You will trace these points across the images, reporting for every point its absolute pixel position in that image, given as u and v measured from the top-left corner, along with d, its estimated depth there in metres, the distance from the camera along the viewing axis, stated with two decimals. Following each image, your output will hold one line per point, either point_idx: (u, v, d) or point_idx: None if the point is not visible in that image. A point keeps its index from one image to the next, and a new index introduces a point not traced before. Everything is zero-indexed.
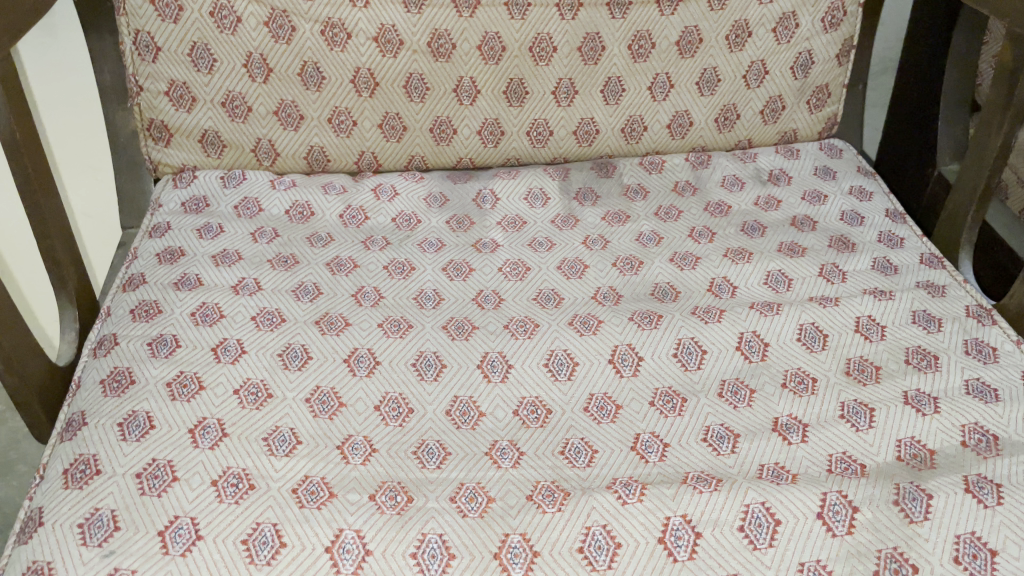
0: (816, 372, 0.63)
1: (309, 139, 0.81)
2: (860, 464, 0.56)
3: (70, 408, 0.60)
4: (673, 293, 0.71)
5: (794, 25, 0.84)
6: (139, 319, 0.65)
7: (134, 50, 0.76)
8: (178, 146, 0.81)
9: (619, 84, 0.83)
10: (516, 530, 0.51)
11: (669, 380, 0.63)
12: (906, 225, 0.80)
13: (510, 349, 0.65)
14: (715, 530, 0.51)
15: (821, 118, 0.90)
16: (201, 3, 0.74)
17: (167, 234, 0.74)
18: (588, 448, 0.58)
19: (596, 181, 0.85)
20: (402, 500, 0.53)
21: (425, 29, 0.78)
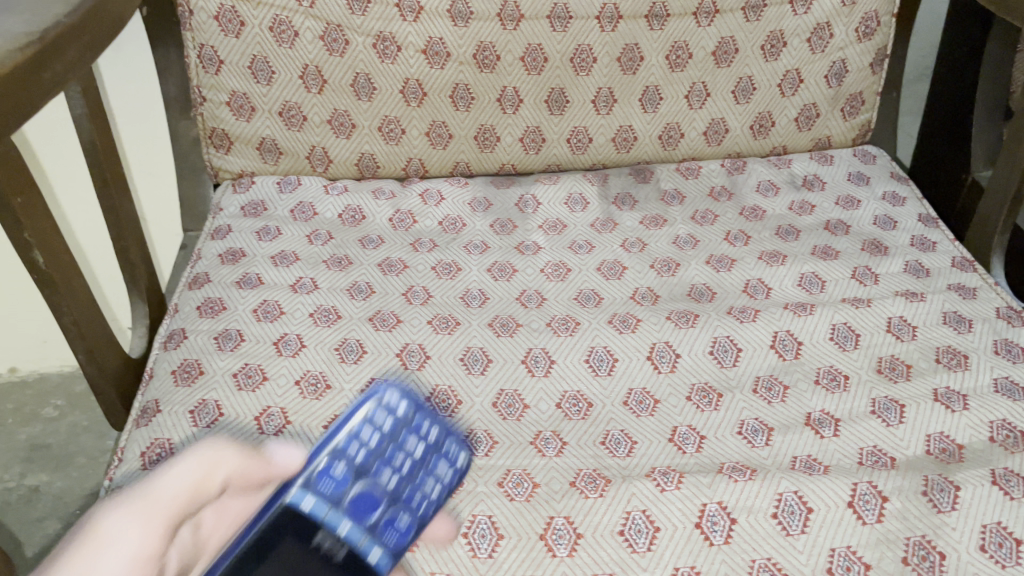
0: (848, 370, 0.66)
1: (360, 147, 0.86)
2: (891, 457, 0.59)
3: (144, 397, 0.64)
4: (709, 294, 0.74)
5: (828, 35, 0.86)
6: (206, 315, 0.69)
7: (199, 63, 0.79)
8: (237, 152, 0.85)
9: (656, 93, 0.86)
10: (560, 514, 0.55)
11: (705, 376, 0.66)
12: (939, 229, 0.82)
13: (553, 346, 0.68)
14: (750, 517, 0.54)
15: (854, 125, 0.93)
16: (262, 18, 0.78)
17: (228, 236, 0.78)
18: (627, 439, 0.61)
19: (634, 187, 0.88)
20: (453, 484, 0.57)
21: (471, 42, 0.81)
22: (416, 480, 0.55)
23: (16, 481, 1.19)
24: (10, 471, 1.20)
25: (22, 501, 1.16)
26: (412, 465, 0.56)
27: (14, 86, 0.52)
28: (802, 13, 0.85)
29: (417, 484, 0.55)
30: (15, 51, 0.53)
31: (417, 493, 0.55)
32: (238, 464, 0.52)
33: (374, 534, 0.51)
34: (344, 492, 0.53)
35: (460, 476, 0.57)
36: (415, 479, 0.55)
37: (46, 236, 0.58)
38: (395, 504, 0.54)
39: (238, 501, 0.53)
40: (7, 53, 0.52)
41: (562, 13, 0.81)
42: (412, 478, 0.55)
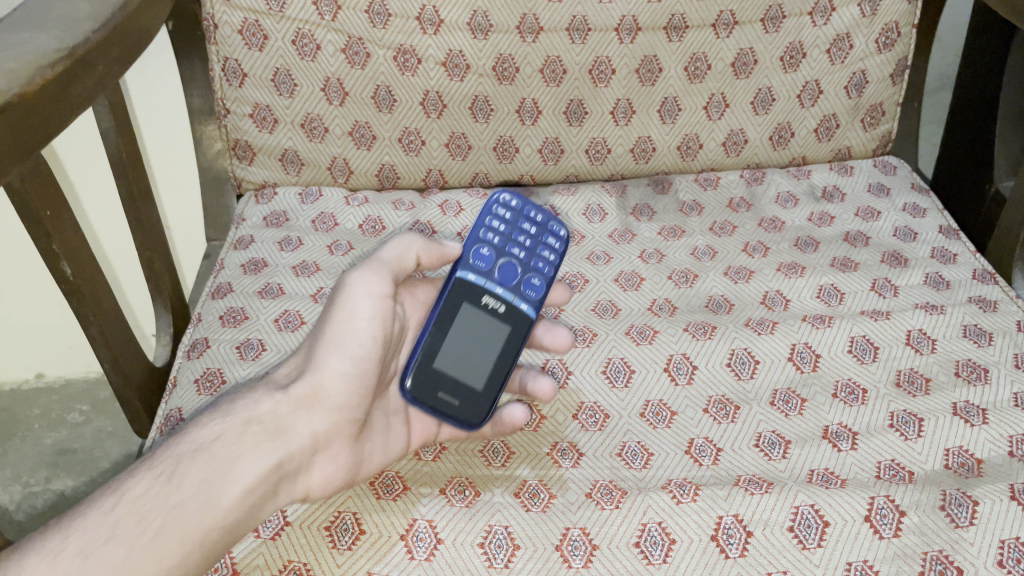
0: (867, 383, 0.66)
1: (380, 158, 0.86)
2: (909, 471, 0.59)
3: (167, 405, 0.65)
4: (727, 305, 0.74)
5: (848, 46, 0.86)
6: (228, 324, 0.70)
7: (223, 76, 0.81)
8: (260, 163, 0.86)
9: (675, 104, 0.87)
10: (576, 525, 0.55)
11: (722, 388, 0.66)
12: (960, 241, 0.81)
13: (570, 357, 0.68)
14: (766, 530, 0.54)
15: (875, 136, 0.92)
16: (285, 32, 0.79)
17: (250, 246, 0.80)
18: (644, 451, 0.61)
19: (653, 198, 0.88)
20: (470, 494, 0.57)
21: (491, 54, 0.82)
22: (539, 249, 0.65)
23: (43, 486, 1.22)
24: (36, 475, 1.23)
25: (48, 505, 1.19)
26: (532, 242, 0.65)
27: (43, 102, 0.54)
28: (821, 24, 0.85)
29: (537, 253, 0.65)
30: (45, 69, 0.54)
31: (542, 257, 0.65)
32: (424, 249, 0.61)
33: (518, 291, 0.62)
34: (492, 263, 0.62)
35: (557, 258, 0.65)
36: (534, 252, 0.64)
37: (74, 248, 0.59)
38: (528, 268, 0.63)
39: (410, 261, 0.60)
40: (37, 70, 0.53)
41: (580, 25, 0.82)
42: (531, 252, 0.64)
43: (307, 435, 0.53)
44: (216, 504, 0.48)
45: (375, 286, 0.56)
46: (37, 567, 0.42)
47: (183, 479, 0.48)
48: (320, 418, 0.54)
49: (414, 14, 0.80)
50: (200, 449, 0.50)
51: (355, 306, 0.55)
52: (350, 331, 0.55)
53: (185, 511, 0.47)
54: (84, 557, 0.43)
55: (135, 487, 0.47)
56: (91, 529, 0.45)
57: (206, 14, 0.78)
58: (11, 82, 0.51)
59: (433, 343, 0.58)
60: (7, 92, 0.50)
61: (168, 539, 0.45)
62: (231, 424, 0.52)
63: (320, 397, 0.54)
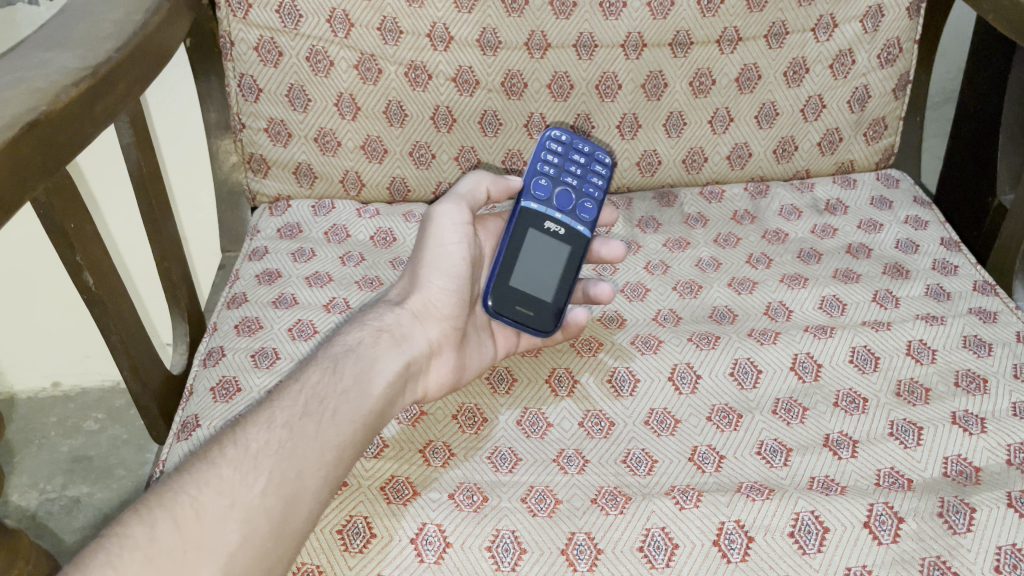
0: (867, 393, 0.67)
1: (392, 171, 0.88)
2: (908, 479, 0.60)
3: (184, 412, 0.67)
4: (731, 316, 0.76)
5: (851, 62, 0.88)
6: (243, 333, 0.72)
7: (239, 92, 0.83)
8: (274, 176, 0.88)
9: (680, 118, 0.88)
10: (582, 529, 0.56)
11: (726, 398, 0.67)
12: (961, 252, 0.82)
13: (576, 366, 0.70)
14: (767, 536, 0.56)
15: (877, 150, 0.94)
16: (299, 49, 0.81)
17: (264, 257, 0.82)
18: (648, 458, 0.63)
19: (658, 210, 0.90)
20: (478, 499, 0.59)
21: (499, 70, 0.84)
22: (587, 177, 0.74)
23: (59, 492, 1.24)
24: (52, 482, 1.25)
25: (64, 511, 1.21)
26: (580, 172, 0.73)
27: (67, 119, 0.56)
28: (824, 40, 0.86)
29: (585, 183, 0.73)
30: (69, 87, 0.56)
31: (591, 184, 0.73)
32: (492, 184, 0.72)
33: (575, 216, 0.71)
34: (549, 193, 0.71)
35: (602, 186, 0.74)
36: (584, 181, 0.73)
37: (95, 259, 0.61)
38: (580, 195, 0.72)
39: (480, 196, 0.71)
40: (62, 89, 0.56)
41: (587, 42, 0.84)
42: (581, 181, 0.73)
43: (425, 342, 0.63)
44: (368, 395, 0.57)
45: (458, 215, 0.67)
46: (256, 438, 0.52)
47: (344, 371, 0.58)
48: (432, 328, 0.64)
49: (424, 31, 0.82)
50: (350, 350, 0.60)
51: (446, 234, 0.66)
52: (444, 253, 0.66)
53: (349, 398, 0.56)
54: (288, 428, 0.53)
55: (311, 378, 0.57)
56: (285, 410, 0.54)
57: (223, 32, 0.81)
58: (37, 101, 0.54)
59: (508, 265, 0.67)
60: (33, 111, 0.53)
61: (343, 418, 0.55)
62: (367, 333, 0.62)
63: (432, 310, 0.65)
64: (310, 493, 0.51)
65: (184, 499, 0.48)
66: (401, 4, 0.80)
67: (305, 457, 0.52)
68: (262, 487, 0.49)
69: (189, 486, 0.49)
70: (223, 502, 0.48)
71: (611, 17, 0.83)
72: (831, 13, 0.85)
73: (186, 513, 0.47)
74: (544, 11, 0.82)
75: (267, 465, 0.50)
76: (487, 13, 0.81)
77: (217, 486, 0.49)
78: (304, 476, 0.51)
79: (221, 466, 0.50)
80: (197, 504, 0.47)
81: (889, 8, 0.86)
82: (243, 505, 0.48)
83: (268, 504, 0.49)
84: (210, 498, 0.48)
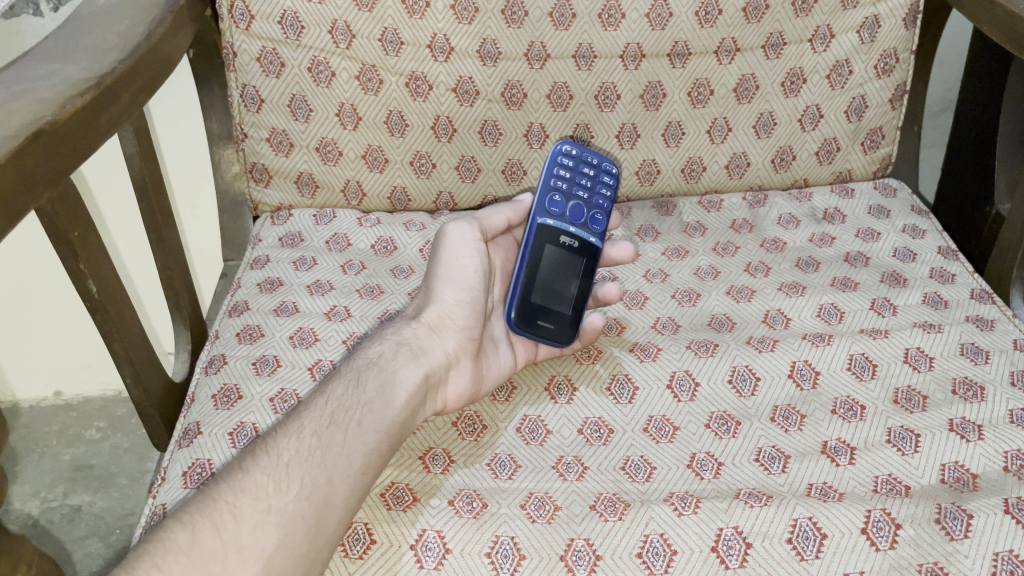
0: (864, 400, 0.67)
1: (392, 180, 0.89)
2: (905, 486, 0.60)
3: (186, 419, 0.68)
4: (729, 324, 0.76)
5: (848, 72, 0.88)
6: (244, 341, 0.73)
7: (242, 102, 0.84)
8: (276, 186, 0.89)
9: (679, 128, 0.89)
10: (581, 535, 0.57)
11: (724, 405, 0.68)
12: (958, 261, 0.83)
13: (575, 373, 0.70)
14: (765, 541, 0.56)
15: (875, 159, 0.94)
16: (301, 59, 0.82)
17: (266, 266, 0.82)
18: (647, 464, 0.63)
19: (657, 219, 0.90)
20: (477, 505, 0.59)
21: (499, 80, 0.85)
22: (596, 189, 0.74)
23: (60, 501, 1.24)
24: (53, 491, 1.25)
25: (65, 520, 1.21)
26: (590, 184, 0.74)
27: (72, 129, 0.56)
28: (821, 50, 0.87)
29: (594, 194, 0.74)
30: (74, 98, 0.57)
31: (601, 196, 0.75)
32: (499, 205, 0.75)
33: (586, 228, 0.72)
34: (564, 208, 0.71)
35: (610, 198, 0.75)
36: (593, 193, 0.74)
37: (99, 267, 0.62)
38: (592, 207, 0.73)
39: (501, 221, 0.71)
40: (67, 99, 0.56)
41: (587, 52, 0.84)
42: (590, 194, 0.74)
43: (443, 354, 0.64)
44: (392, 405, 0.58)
45: (469, 230, 0.68)
46: (287, 447, 0.53)
47: (367, 382, 0.59)
48: (450, 339, 0.65)
49: (425, 41, 0.82)
50: (372, 363, 0.61)
51: (459, 247, 0.67)
52: (457, 266, 0.67)
53: (374, 408, 0.57)
54: (318, 436, 0.54)
55: (336, 390, 0.58)
56: (314, 420, 0.55)
57: (226, 43, 0.82)
58: (42, 111, 0.54)
59: (528, 280, 0.68)
60: (38, 121, 0.53)
61: (370, 427, 0.56)
62: (388, 346, 0.63)
63: (448, 322, 0.66)
64: (342, 499, 0.52)
65: (222, 506, 0.49)
66: (402, 16, 0.81)
67: (335, 465, 0.53)
68: (295, 493, 0.50)
69: (225, 493, 0.49)
70: (259, 507, 0.49)
71: (610, 28, 0.84)
72: (828, 24, 0.86)
73: (224, 519, 0.48)
74: (544, 22, 0.83)
75: (299, 473, 0.51)
76: (487, 24, 0.82)
77: (253, 493, 0.50)
78: (335, 482, 0.52)
79: (255, 475, 0.51)
80: (235, 511, 0.48)
81: (885, 19, 0.87)
82: (278, 511, 0.49)
83: (302, 509, 0.50)
84: (246, 505, 0.49)
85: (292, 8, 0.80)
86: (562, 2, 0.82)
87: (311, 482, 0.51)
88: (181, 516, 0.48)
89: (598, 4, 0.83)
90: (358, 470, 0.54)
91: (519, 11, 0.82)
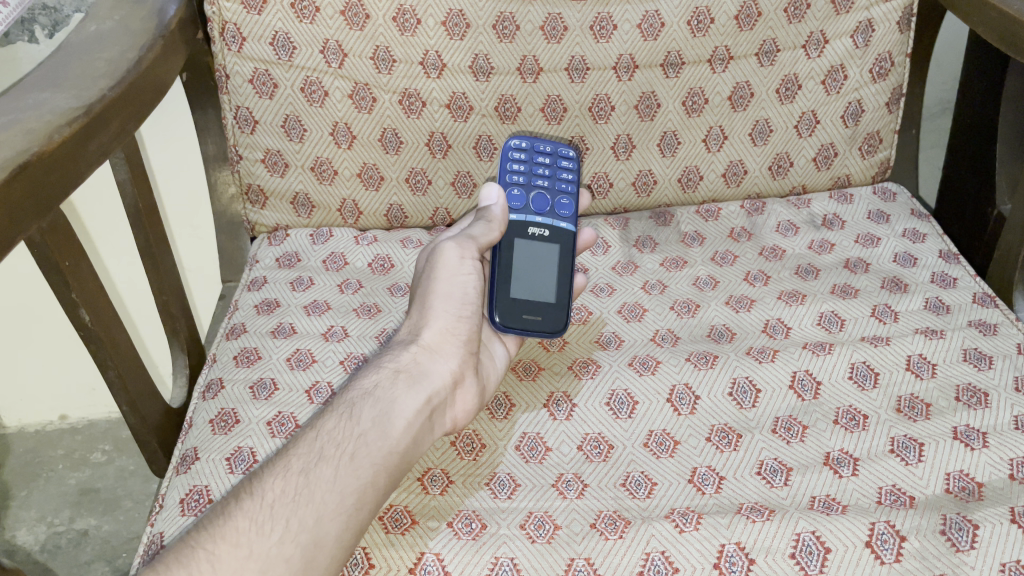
0: (867, 409, 0.67)
1: (388, 198, 0.88)
2: (910, 496, 0.60)
3: (183, 444, 0.67)
4: (729, 334, 0.75)
5: (843, 77, 0.88)
6: (241, 364, 0.72)
7: (235, 124, 0.84)
8: (272, 207, 0.89)
9: (674, 138, 0.89)
10: (581, 555, 0.56)
11: (725, 417, 0.67)
12: (960, 265, 0.82)
13: (574, 390, 0.70)
14: (768, 558, 0.55)
15: (873, 164, 0.93)
16: (293, 80, 0.82)
17: (263, 287, 0.82)
18: (648, 481, 0.62)
19: (655, 230, 0.90)
20: (477, 527, 0.58)
21: (493, 95, 0.84)
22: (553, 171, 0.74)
23: (66, 526, 1.24)
24: (59, 516, 1.25)
25: (71, 544, 1.21)
26: (550, 170, 0.74)
27: (60, 158, 0.56)
28: (815, 56, 0.87)
29: (560, 175, 0.74)
30: (63, 127, 0.57)
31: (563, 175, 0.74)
32: None
33: (554, 214, 0.72)
34: (525, 201, 0.72)
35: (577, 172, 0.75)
36: (555, 178, 0.74)
37: (91, 295, 0.61)
38: (557, 193, 0.73)
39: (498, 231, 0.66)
40: (55, 129, 0.56)
41: (579, 65, 0.84)
42: (556, 181, 0.74)
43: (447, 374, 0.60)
44: (390, 435, 0.55)
45: (464, 243, 0.65)
46: (272, 488, 0.50)
47: (362, 413, 0.55)
48: (453, 357, 0.61)
49: (417, 59, 0.82)
50: (368, 393, 0.57)
51: (456, 264, 0.64)
52: (455, 283, 0.64)
53: (369, 440, 0.54)
54: (305, 474, 0.51)
55: (328, 423, 0.55)
56: (302, 457, 0.52)
57: (219, 66, 0.82)
58: (30, 142, 0.54)
59: (504, 278, 0.68)
60: (25, 153, 0.53)
61: (364, 460, 0.53)
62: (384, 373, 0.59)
63: (451, 339, 0.62)
64: (332, 538, 0.50)
65: (199, 554, 0.46)
66: (394, 33, 0.81)
67: (323, 503, 0.50)
68: (279, 536, 0.48)
69: (205, 541, 0.47)
70: (239, 553, 0.47)
71: (602, 40, 0.83)
72: (822, 29, 0.86)
73: (201, 566, 0.46)
74: (536, 35, 0.83)
75: (283, 514, 0.49)
76: (479, 40, 0.82)
77: (233, 539, 0.47)
78: (324, 522, 0.50)
79: (236, 519, 0.49)
80: (213, 559, 0.46)
81: (879, 23, 0.86)
82: (259, 555, 0.47)
83: (286, 553, 0.48)
84: (225, 551, 0.47)
85: (284, 29, 0.80)
86: (553, 15, 0.82)
87: (298, 523, 0.49)
88: (174, 556, 0.46)
89: (589, 17, 0.83)
90: (352, 504, 0.51)
91: (510, 25, 0.82)
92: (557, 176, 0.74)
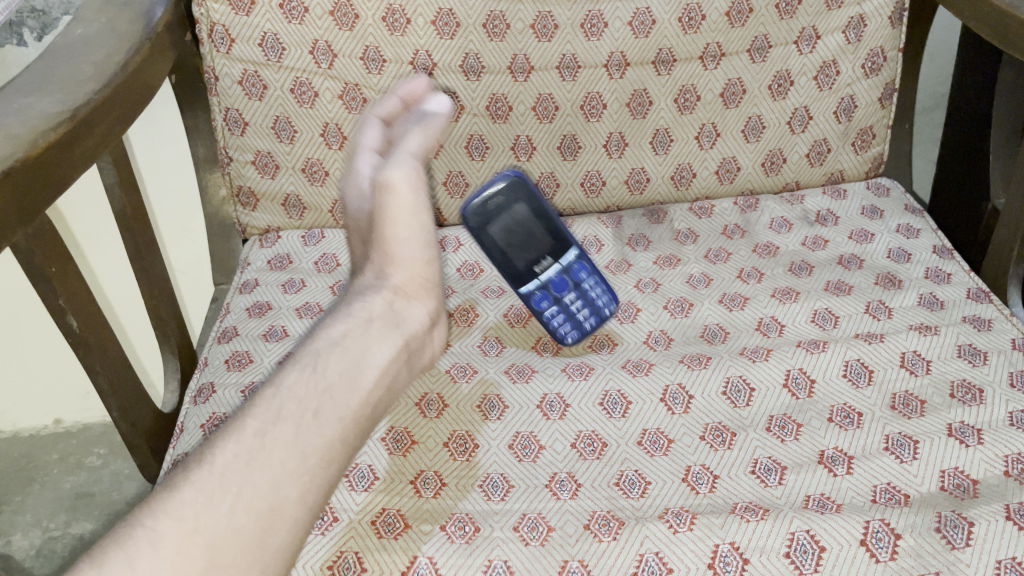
0: (862, 407, 0.66)
1: None
2: (904, 494, 0.59)
3: (175, 451, 0.67)
4: (722, 333, 0.75)
5: (835, 72, 0.87)
6: (233, 368, 0.72)
7: (225, 126, 0.84)
8: (263, 209, 0.88)
9: (667, 136, 0.88)
10: (575, 557, 0.56)
11: (719, 416, 0.67)
12: (954, 260, 0.81)
13: (567, 390, 0.69)
14: (762, 557, 0.55)
15: (866, 159, 0.93)
16: (283, 81, 0.82)
17: (255, 290, 0.82)
18: (641, 480, 0.62)
19: (648, 227, 0.89)
20: (470, 529, 0.58)
21: (484, 94, 0.84)
22: (563, 315, 0.74)
23: (62, 530, 1.23)
24: (55, 520, 1.25)
25: (67, 549, 1.21)
26: (574, 314, 0.74)
27: (44, 164, 0.56)
28: (807, 52, 0.86)
29: (559, 317, 0.74)
30: (47, 132, 0.56)
31: (553, 319, 0.74)
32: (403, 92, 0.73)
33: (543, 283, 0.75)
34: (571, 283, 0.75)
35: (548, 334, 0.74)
36: (565, 312, 0.74)
37: (79, 301, 0.61)
38: (554, 300, 0.75)
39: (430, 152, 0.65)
40: (39, 134, 0.56)
41: (570, 63, 0.84)
42: (563, 311, 0.74)
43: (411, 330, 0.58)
44: (367, 431, 0.54)
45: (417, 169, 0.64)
46: None
47: None
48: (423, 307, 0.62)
49: (407, 58, 0.82)
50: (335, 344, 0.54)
51: (415, 199, 0.63)
52: (411, 227, 0.63)
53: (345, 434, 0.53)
54: None
55: (287, 378, 0.51)
56: (257, 420, 0.49)
57: (207, 68, 0.81)
58: (13, 149, 0.54)
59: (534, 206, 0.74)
60: (9, 159, 0.53)
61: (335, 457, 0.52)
62: (352, 323, 0.57)
63: (418, 282, 0.63)
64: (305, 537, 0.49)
65: (141, 534, 0.43)
66: (383, 33, 0.81)
67: None
68: (228, 509, 0.45)
69: (146, 517, 0.44)
70: (182, 529, 0.44)
71: (593, 38, 0.83)
72: (813, 25, 0.85)
73: (140, 548, 0.42)
74: (526, 34, 0.82)
75: None
76: (470, 38, 0.82)
77: (176, 514, 0.44)
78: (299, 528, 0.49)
79: None
80: (152, 538, 0.43)
81: (870, 18, 0.86)
82: (205, 531, 0.44)
83: (237, 526, 0.45)
84: (167, 528, 0.44)
85: (272, 30, 0.79)
86: (544, 14, 0.82)
87: (251, 492, 0.46)
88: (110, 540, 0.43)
89: (579, 15, 0.82)
90: None
91: (500, 24, 0.81)
92: (562, 316, 0.74)
